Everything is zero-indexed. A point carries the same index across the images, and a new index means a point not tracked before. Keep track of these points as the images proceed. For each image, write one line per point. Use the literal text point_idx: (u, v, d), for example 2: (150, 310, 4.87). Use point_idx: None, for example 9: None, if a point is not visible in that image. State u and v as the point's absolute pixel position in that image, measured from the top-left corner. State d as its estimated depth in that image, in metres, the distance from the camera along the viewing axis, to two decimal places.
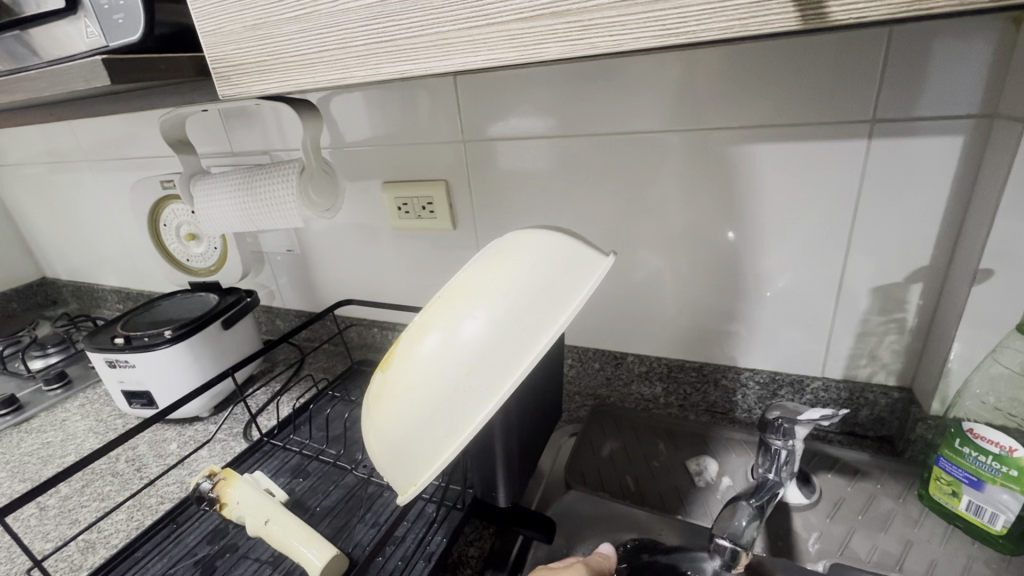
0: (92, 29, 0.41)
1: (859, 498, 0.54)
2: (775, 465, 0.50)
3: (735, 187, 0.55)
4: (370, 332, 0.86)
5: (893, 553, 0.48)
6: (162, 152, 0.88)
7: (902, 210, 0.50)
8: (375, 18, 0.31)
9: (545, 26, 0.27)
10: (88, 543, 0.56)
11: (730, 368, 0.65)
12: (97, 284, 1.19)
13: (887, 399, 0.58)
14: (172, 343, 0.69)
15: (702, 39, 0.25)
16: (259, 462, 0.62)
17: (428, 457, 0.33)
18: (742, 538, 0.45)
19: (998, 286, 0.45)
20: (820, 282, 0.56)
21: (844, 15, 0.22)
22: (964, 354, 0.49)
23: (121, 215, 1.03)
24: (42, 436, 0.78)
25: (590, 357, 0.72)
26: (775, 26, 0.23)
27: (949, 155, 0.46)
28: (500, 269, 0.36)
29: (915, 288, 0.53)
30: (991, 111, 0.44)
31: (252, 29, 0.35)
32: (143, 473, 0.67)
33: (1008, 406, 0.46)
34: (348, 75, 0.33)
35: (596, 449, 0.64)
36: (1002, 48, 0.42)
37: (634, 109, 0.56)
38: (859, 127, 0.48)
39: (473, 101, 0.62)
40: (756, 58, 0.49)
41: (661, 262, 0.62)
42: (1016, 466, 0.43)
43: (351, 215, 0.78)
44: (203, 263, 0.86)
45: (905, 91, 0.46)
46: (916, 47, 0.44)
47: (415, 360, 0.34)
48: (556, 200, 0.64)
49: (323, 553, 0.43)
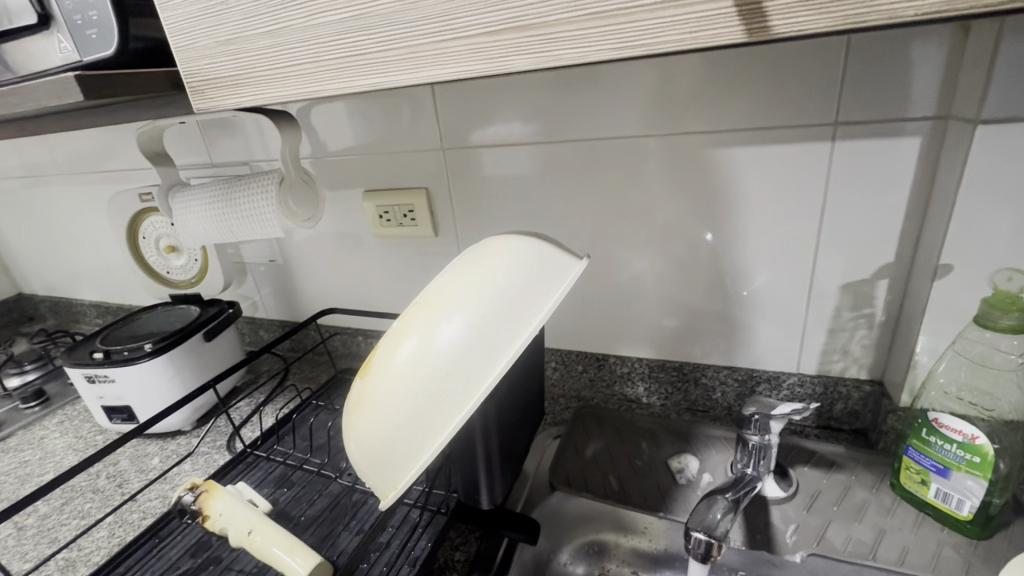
0: (65, 44, 0.41)
1: (835, 489, 0.55)
2: (752, 460, 0.51)
3: (708, 190, 0.57)
4: (354, 341, 0.86)
5: (867, 542, 0.49)
6: (141, 164, 0.88)
7: (866, 209, 0.52)
8: (345, 32, 0.31)
9: (511, 40, 0.28)
10: (68, 561, 0.56)
11: (709, 366, 0.66)
12: (75, 300, 1.17)
13: (859, 392, 0.60)
14: (151, 356, 0.69)
15: (657, 51, 0.26)
16: (243, 473, 0.61)
17: (409, 460, 0.34)
18: (717, 530, 0.44)
19: (957, 280, 0.47)
20: (794, 282, 0.58)
21: (785, 28, 0.24)
22: (929, 346, 0.51)
23: (99, 229, 1.01)
24: (19, 455, 0.76)
25: (573, 360, 0.73)
26: (724, 39, 0.24)
27: (910, 156, 0.48)
28: (476, 273, 0.37)
29: (882, 284, 0.54)
30: (945, 113, 0.46)
31: (225, 44, 0.36)
32: (125, 489, 0.66)
33: (970, 395, 0.48)
34: (322, 88, 0.34)
35: (581, 450, 0.64)
36: (954, 52, 0.44)
37: (609, 114, 0.57)
38: (824, 130, 0.50)
39: (453, 109, 0.63)
40: (724, 63, 0.51)
41: (640, 263, 0.64)
42: (979, 453, 0.44)
43: (333, 224, 0.79)
44: (184, 275, 0.85)
45: (865, 95, 0.48)
46: (875, 53, 0.46)
47: (393, 366, 0.35)
48: (536, 205, 0.65)
49: (308, 560, 0.43)
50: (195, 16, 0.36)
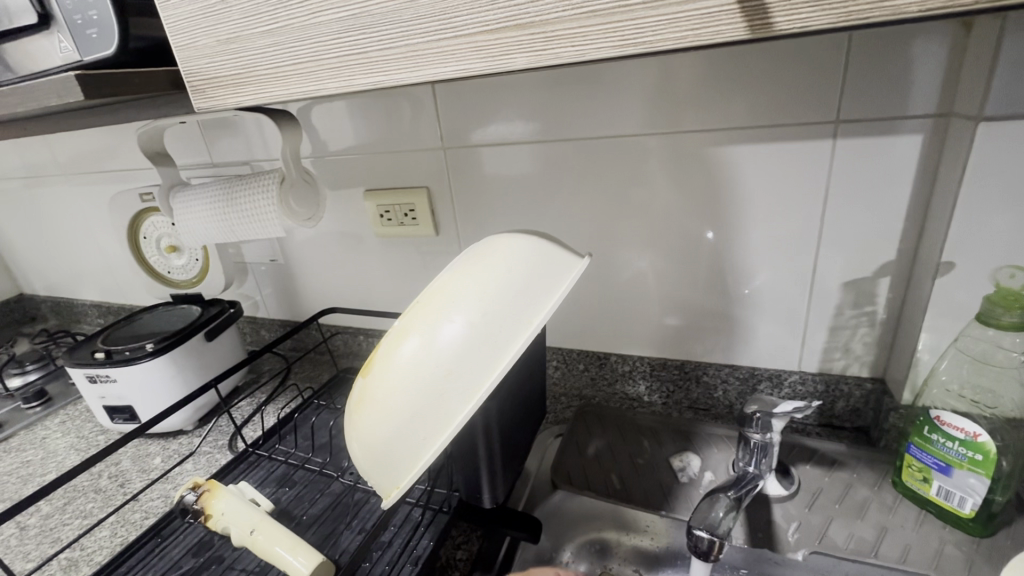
0: (65, 44, 0.41)
1: (837, 487, 0.55)
2: (754, 458, 0.51)
3: (709, 188, 0.56)
4: (355, 340, 0.86)
5: (868, 540, 0.49)
6: (142, 164, 0.88)
7: (868, 207, 0.52)
8: (345, 31, 0.31)
9: (511, 38, 0.28)
10: (71, 561, 0.56)
11: (711, 365, 0.66)
12: (77, 300, 1.17)
13: (861, 390, 0.60)
14: (153, 356, 0.69)
15: (658, 48, 0.26)
16: (244, 473, 0.61)
17: (410, 460, 0.34)
18: (719, 529, 0.44)
19: (959, 278, 0.47)
20: (795, 281, 0.58)
21: (788, 24, 0.23)
22: (931, 343, 0.51)
23: (100, 229, 1.01)
24: (21, 455, 0.76)
25: (574, 359, 0.73)
26: (726, 36, 0.24)
27: (911, 153, 0.48)
28: (477, 273, 0.37)
29: (883, 282, 0.54)
30: (947, 111, 0.46)
31: (225, 43, 0.36)
32: (127, 489, 0.66)
33: (972, 393, 0.48)
34: (322, 87, 0.34)
35: (582, 448, 0.64)
36: (956, 49, 0.44)
37: (610, 112, 0.57)
38: (825, 128, 0.50)
39: (454, 108, 0.63)
40: (725, 61, 0.51)
41: (641, 261, 0.64)
42: (980, 451, 0.44)
43: (334, 223, 0.79)
44: (185, 275, 0.85)
45: (866, 93, 0.47)
46: (876, 50, 0.46)
47: (395, 365, 0.35)
48: (537, 204, 0.65)
49: (310, 559, 0.43)
50: (194, 15, 0.36)
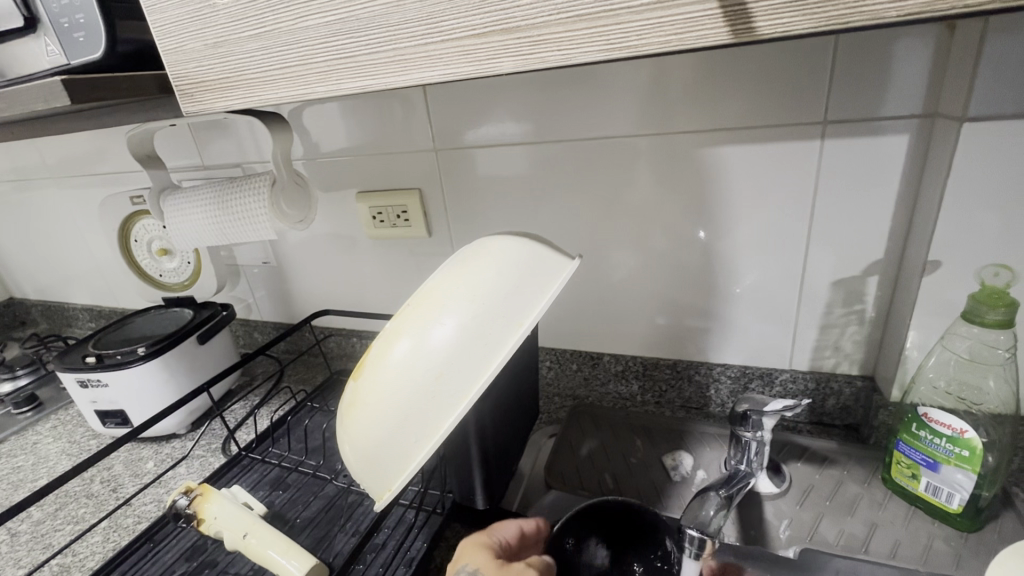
0: (52, 48, 0.41)
1: (828, 484, 0.55)
2: (745, 456, 0.52)
3: (700, 188, 0.57)
4: (348, 342, 0.86)
5: (859, 535, 0.50)
6: (132, 166, 0.87)
7: (855, 206, 0.52)
8: (333, 35, 0.31)
9: (498, 42, 0.28)
10: (62, 567, 0.55)
11: (703, 364, 0.66)
12: (67, 303, 1.16)
13: (851, 388, 0.60)
14: (145, 360, 0.68)
15: (643, 52, 0.26)
16: (237, 477, 0.61)
17: (402, 462, 0.34)
18: (709, 527, 0.44)
19: (944, 276, 0.48)
20: (785, 279, 0.58)
21: (770, 29, 0.24)
22: (919, 340, 0.51)
23: (90, 231, 1.01)
24: (12, 460, 0.76)
25: (567, 359, 0.74)
26: (709, 40, 0.25)
27: (898, 153, 0.49)
28: (466, 274, 0.37)
29: (872, 281, 0.55)
30: (932, 111, 0.47)
31: (213, 47, 0.36)
32: (119, 493, 0.66)
33: (958, 390, 0.49)
34: (311, 91, 0.34)
35: (576, 448, 0.65)
36: (940, 49, 0.44)
37: (601, 112, 0.57)
38: (813, 128, 0.50)
39: (446, 109, 0.63)
40: (713, 62, 0.51)
41: (633, 261, 0.64)
42: (967, 447, 0.45)
43: (327, 224, 0.78)
44: (177, 278, 0.85)
45: (852, 94, 0.48)
46: (861, 51, 0.46)
47: (385, 367, 0.35)
48: (529, 205, 0.65)
49: (304, 562, 0.43)
50: (183, 18, 0.36)
